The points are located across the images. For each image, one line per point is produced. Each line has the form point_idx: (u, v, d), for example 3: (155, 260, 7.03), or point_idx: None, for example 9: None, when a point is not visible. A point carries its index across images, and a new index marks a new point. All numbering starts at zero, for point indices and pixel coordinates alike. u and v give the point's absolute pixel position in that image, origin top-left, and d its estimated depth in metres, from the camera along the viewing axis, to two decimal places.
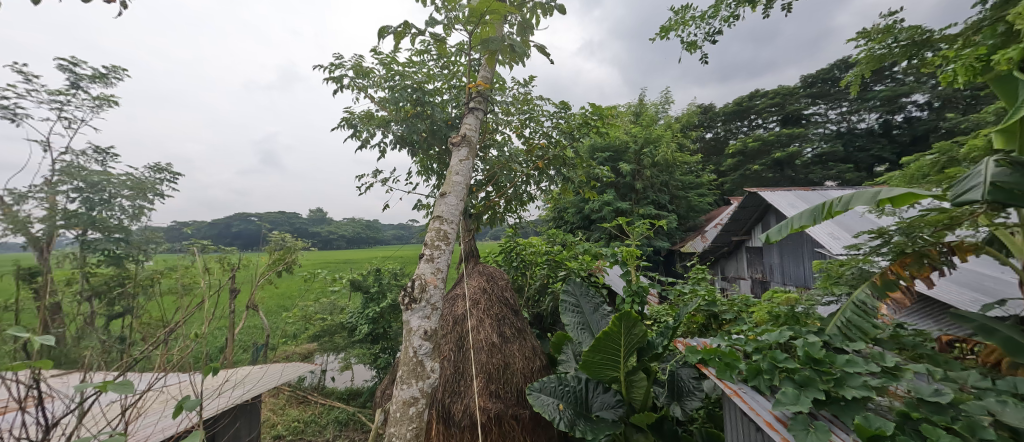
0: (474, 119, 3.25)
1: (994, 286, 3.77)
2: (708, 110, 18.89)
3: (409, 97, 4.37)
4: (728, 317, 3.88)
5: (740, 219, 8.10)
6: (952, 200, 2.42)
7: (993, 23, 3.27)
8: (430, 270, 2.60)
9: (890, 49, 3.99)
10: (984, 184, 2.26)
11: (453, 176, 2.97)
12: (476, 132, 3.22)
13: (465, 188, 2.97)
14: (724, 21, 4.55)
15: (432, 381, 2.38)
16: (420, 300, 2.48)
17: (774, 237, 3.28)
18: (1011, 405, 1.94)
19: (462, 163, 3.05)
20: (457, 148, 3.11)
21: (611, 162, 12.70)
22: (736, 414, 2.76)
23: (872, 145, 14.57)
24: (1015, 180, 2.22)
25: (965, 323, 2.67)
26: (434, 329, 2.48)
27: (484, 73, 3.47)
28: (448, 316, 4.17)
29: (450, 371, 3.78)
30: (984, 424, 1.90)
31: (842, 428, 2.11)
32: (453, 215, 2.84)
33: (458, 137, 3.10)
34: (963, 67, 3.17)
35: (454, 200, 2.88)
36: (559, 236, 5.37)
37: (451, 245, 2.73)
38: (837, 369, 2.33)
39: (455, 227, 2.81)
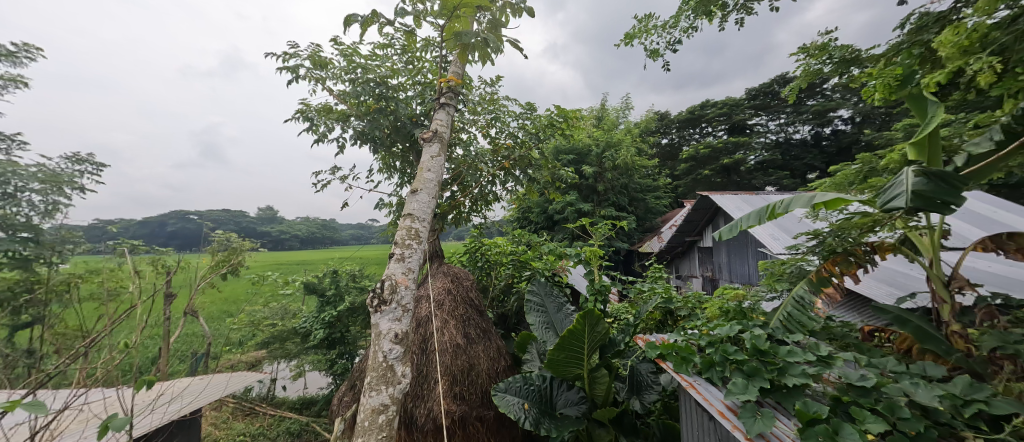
0: (445, 116, 3.19)
1: (906, 281, 4.26)
2: (664, 117, 19.91)
3: (372, 91, 4.21)
4: (683, 313, 4.09)
5: (692, 220, 8.59)
6: (880, 205, 2.71)
7: (909, 48, 3.71)
8: (401, 270, 2.51)
9: (825, 65, 4.38)
10: (908, 192, 2.54)
11: (424, 172, 2.90)
12: (447, 128, 3.16)
13: (437, 186, 2.90)
14: (683, 32, 4.79)
15: (403, 386, 2.30)
16: (390, 302, 2.39)
17: (727, 236, 3.55)
18: (921, 387, 2.21)
19: (433, 160, 2.98)
20: (427, 144, 3.04)
21: (574, 164, 12.99)
22: (692, 405, 2.90)
23: (805, 155, 16.00)
24: (929, 189, 2.51)
25: (883, 314, 2.96)
26: (405, 332, 2.40)
27: (454, 69, 3.43)
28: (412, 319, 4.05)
29: (413, 375, 3.68)
30: (902, 404, 2.14)
31: (785, 413, 2.31)
32: (425, 211, 2.77)
33: (429, 132, 3.04)
34: (885, 86, 3.57)
35: (425, 197, 2.81)
36: (524, 237, 5.34)
37: (423, 244, 2.67)
38: (781, 360, 2.52)
39: (426, 225, 2.75)
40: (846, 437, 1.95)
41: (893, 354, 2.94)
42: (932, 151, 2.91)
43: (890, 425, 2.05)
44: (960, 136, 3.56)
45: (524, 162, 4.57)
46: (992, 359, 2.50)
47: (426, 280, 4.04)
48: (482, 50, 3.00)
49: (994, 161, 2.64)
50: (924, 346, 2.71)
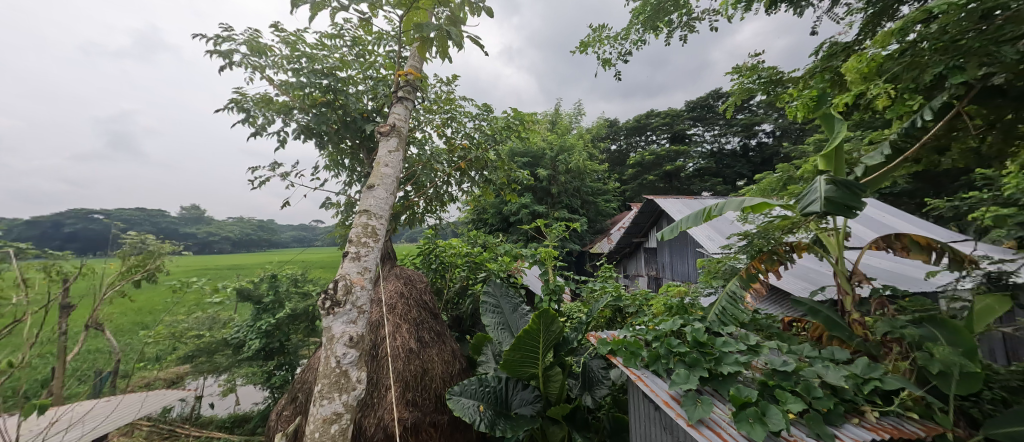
0: (403, 110, 3.06)
1: (817, 277, 4.82)
2: (613, 124, 20.92)
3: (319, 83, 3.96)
4: (631, 310, 4.29)
5: (639, 223, 9.09)
6: (799, 210, 3.05)
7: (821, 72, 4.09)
8: (356, 270, 2.38)
9: (754, 84, 4.85)
10: (822, 199, 2.88)
11: (382, 168, 2.77)
12: (405, 123, 3.03)
13: (395, 182, 2.78)
14: (633, 44, 5.06)
15: (358, 393, 2.19)
16: (345, 303, 2.25)
17: (669, 237, 3.81)
18: (831, 369, 2.50)
19: (391, 154, 2.85)
20: (384, 137, 2.90)
21: (529, 166, 13.19)
22: (639, 397, 3.04)
23: (735, 163, 17.53)
24: (838, 196, 2.86)
25: (799, 307, 3.26)
26: (361, 335, 2.28)
27: (414, 64, 3.28)
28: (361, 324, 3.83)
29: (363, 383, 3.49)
30: (816, 385, 2.42)
31: (720, 399, 2.50)
32: (383, 208, 2.66)
33: (387, 126, 2.90)
34: (802, 106, 4.02)
35: (382, 192, 2.68)
36: (480, 238, 5.29)
37: (380, 243, 2.55)
38: (717, 350, 2.73)
39: (384, 222, 2.63)
40: (773, 417, 2.16)
41: (808, 341, 3.29)
42: (837, 162, 3.33)
43: (807, 404, 2.31)
44: (860, 150, 4.09)
45: (480, 164, 4.53)
46: (884, 342, 2.90)
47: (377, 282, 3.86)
48: (441, 45, 2.94)
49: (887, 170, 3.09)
50: (832, 333, 3.05)
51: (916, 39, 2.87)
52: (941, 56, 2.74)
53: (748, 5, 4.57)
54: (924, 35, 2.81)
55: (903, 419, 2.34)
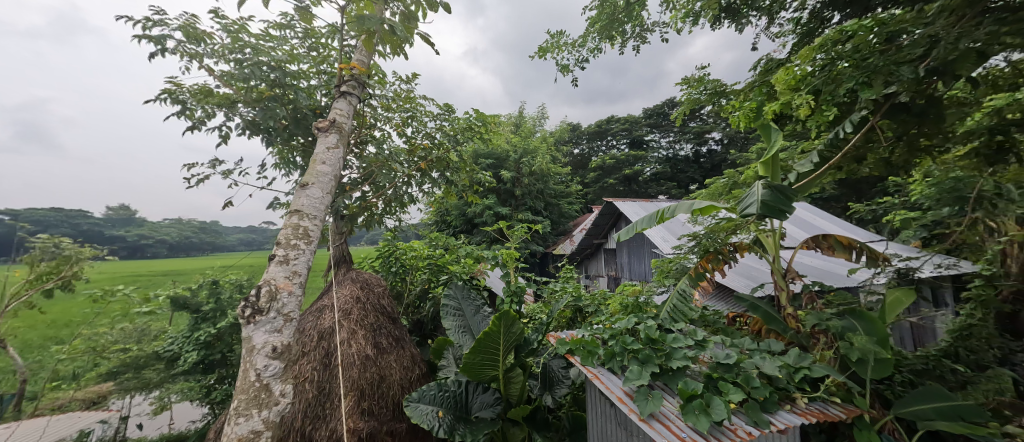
0: (347, 106, 3.01)
1: (758, 274, 5.18)
2: (575, 128, 21.47)
3: (264, 76, 3.74)
4: (590, 310, 4.41)
5: (599, 224, 9.37)
6: (739, 212, 3.28)
7: (758, 87, 4.23)
8: (283, 274, 2.39)
9: (702, 94, 5.15)
10: (756, 202, 3.12)
11: (319, 166, 2.74)
12: (348, 119, 2.99)
13: (332, 181, 2.76)
14: (590, 51, 5.22)
15: (279, 407, 2.21)
16: (267, 311, 2.26)
17: (625, 237, 3.96)
18: (767, 360, 2.70)
19: (330, 151, 2.82)
20: (323, 133, 2.87)
21: (492, 168, 13.23)
22: (596, 394, 3.11)
23: (689, 169, 18.47)
24: (772, 200, 3.10)
25: (740, 302, 3.43)
26: (284, 346, 2.29)
27: (359, 57, 3.28)
28: (311, 330, 3.58)
29: (312, 393, 3.26)
30: (755, 375, 2.60)
31: (669, 393, 2.62)
32: (319, 208, 2.65)
33: (326, 122, 2.86)
34: (744, 116, 4.31)
35: (318, 191, 2.67)
36: (441, 240, 5.22)
37: (312, 245, 2.56)
38: (667, 346, 2.86)
39: (318, 223, 2.62)
40: (715, 407, 2.32)
41: (750, 334, 3.51)
42: (773, 168, 3.60)
43: (746, 393, 2.48)
44: (793, 157, 4.45)
45: (442, 165, 4.46)
46: (813, 333, 3.20)
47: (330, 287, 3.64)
48: (388, 39, 2.84)
49: (814, 177, 3.43)
50: (769, 327, 3.29)
51: (834, 57, 3.17)
52: (851, 72, 3.04)
53: (695, 19, 4.84)
54: (842, 54, 3.10)
55: (829, 403, 2.59)
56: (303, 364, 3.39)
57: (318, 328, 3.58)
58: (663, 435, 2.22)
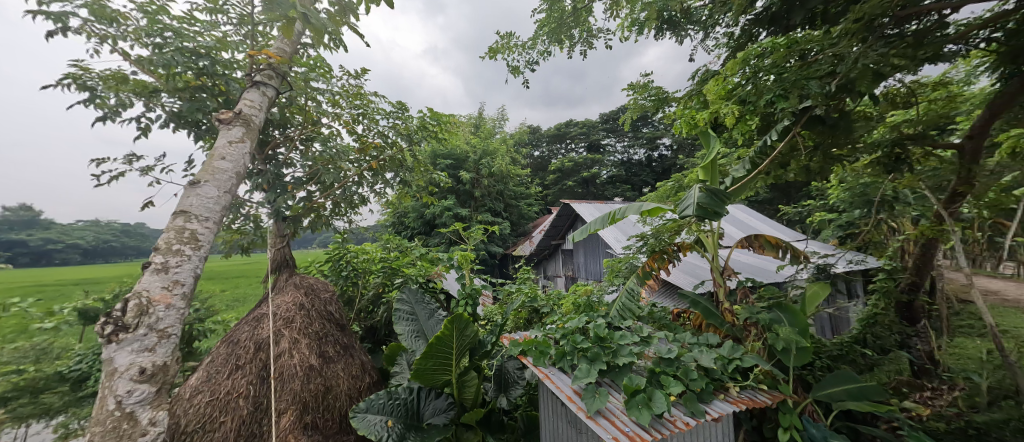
0: (256, 96, 2.88)
1: (700, 272, 5.52)
2: (535, 131, 21.80)
3: (186, 62, 3.30)
4: (545, 310, 4.47)
5: (557, 226, 9.55)
6: (678, 214, 3.48)
7: (694, 96, 4.33)
8: (160, 285, 2.16)
9: (648, 101, 5.39)
10: (693, 204, 3.32)
11: (217, 161, 2.54)
12: (258, 111, 2.85)
13: (233, 178, 2.58)
14: (541, 54, 5.32)
15: (149, 437, 2.00)
16: (135, 327, 2.04)
17: (579, 238, 4.06)
18: (705, 353, 2.87)
19: (232, 146, 2.63)
20: (224, 126, 2.67)
21: (451, 169, 13.12)
22: (548, 394, 3.15)
23: (642, 172, 19.31)
24: (708, 202, 3.30)
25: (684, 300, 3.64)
26: (158, 367, 2.09)
27: (279, 45, 3.19)
28: (246, 342, 3.23)
29: (246, 411, 2.94)
30: (693, 368, 2.77)
31: (615, 388, 2.73)
32: (214, 209, 2.46)
33: (229, 113, 2.68)
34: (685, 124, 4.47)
35: (212, 190, 2.47)
36: (395, 241, 5.10)
37: (201, 250, 2.36)
38: (615, 343, 2.97)
39: (210, 225, 2.43)
40: (657, 401, 2.44)
41: (691, 329, 3.72)
42: (712, 173, 3.83)
43: (685, 385, 2.64)
44: (730, 162, 4.76)
45: (394, 164, 4.44)
46: (745, 326, 3.43)
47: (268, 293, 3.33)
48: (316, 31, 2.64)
49: (747, 182, 3.69)
50: (708, 321, 3.49)
51: (758, 70, 3.41)
52: (771, 85, 3.27)
53: (641, 28, 5.07)
54: (764, 68, 3.34)
55: (758, 391, 2.82)
56: (235, 379, 3.05)
57: (254, 338, 3.25)
58: (609, 431, 2.30)
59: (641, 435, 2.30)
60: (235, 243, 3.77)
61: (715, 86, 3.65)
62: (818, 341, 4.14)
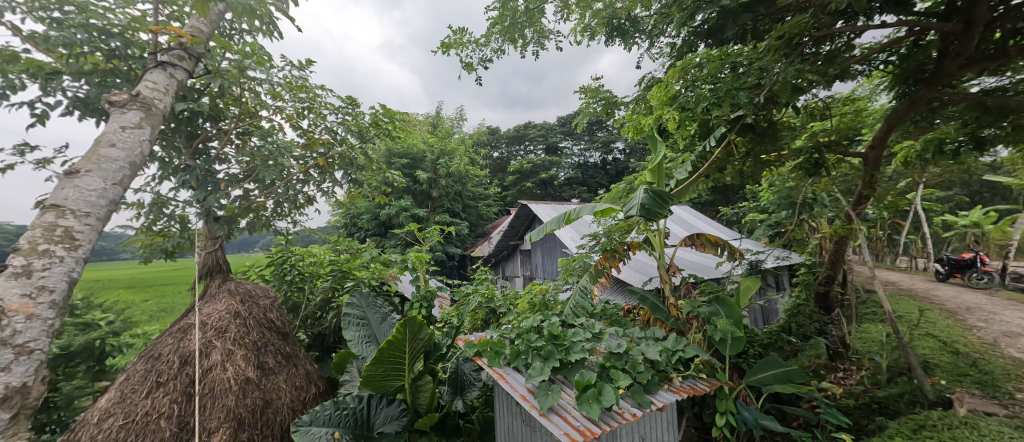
0: (160, 78, 2.75)
1: (646, 269, 5.81)
2: (495, 132, 21.91)
3: (92, 39, 2.74)
4: (502, 310, 4.49)
5: (514, 226, 9.64)
6: (625, 215, 3.63)
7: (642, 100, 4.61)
8: (21, 291, 1.93)
9: (598, 103, 5.58)
10: (638, 205, 3.48)
11: (105, 149, 2.34)
12: (160, 94, 2.70)
13: (123, 169, 2.37)
14: (494, 52, 5.36)
15: None
16: None
17: (536, 239, 4.12)
18: (651, 347, 3.02)
19: (125, 132, 2.44)
20: (118, 109, 2.49)
21: (408, 168, 12.87)
22: (503, 394, 3.18)
23: (598, 174, 19.97)
24: (652, 204, 3.48)
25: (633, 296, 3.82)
26: (13, 389, 1.86)
27: (192, 24, 3.08)
28: (170, 355, 2.97)
29: (170, 431, 2.71)
30: (640, 362, 2.89)
31: (567, 385, 2.82)
32: (98, 202, 2.24)
33: (124, 95, 2.50)
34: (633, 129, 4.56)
35: (95, 181, 2.24)
36: (345, 243, 4.95)
37: (77, 251, 2.14)
38: (568, 341, 3.05)
39: (92, 221, 2.21)
40: (606, 395, 2.54)
41: (640, 325, 3.89)
42: (659, 175, 4.03)
43: (633, 378, 2.76)
44: (674, 165, 5.03)
45: (344, 161, 4.32)
46: (688, 319, 3.63)
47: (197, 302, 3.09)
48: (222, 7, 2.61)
49: (688, 184, 3.91)
50: (655, 316, 3.68)
51: (696, 79, 3.63)
52: (707, 94, 3.50)
53: (592, 33, 5.24)
54: (702, 77, 3.56)
55: (698, 380, 3.02)
56: (157, 397, 2.79)
57: (180, 352, 2.99)
58: (560, 427, 2.37)
59: (592, 428, 2.38)
60: (156, 246, 3.41)
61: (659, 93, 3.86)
62: (751, 331, 4.48)
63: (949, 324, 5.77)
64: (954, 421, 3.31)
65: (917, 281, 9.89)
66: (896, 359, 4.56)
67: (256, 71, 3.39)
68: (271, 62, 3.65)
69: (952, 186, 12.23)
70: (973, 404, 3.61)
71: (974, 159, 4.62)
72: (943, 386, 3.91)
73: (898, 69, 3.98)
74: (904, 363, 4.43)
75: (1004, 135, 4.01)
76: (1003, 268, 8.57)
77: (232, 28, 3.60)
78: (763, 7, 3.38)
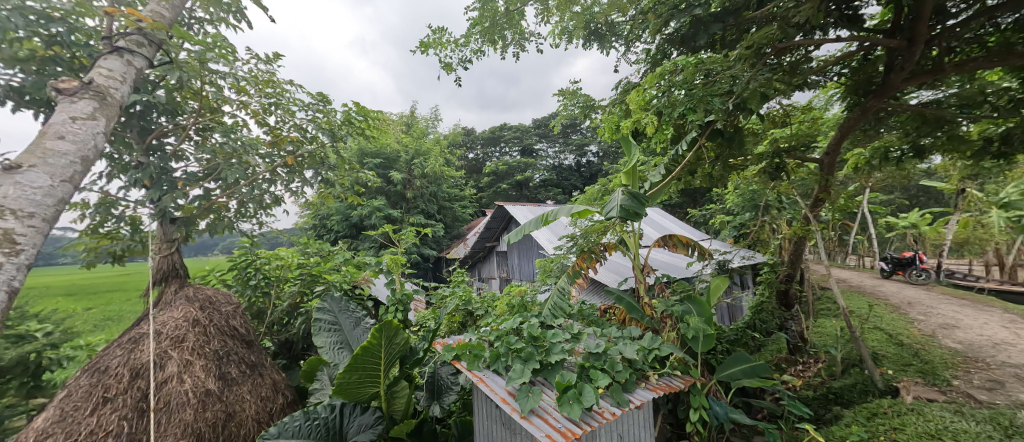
0: (117, 65, 2.26)
1: (622, 269, 5.94)
2: (470, 133, 21.87)
3: (29, 24, 2.47)
4: (479, 313, 4.43)
5: (491, 228, 9.64)
6: (604, 216, 3.70)
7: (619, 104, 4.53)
8: None
9: (575, 106, 5.65)
10: (617, 207, 3.56)
11: (51, 141, 1.85)
12: (122, 83, 2.23)
13: (75, 166, 1.88)
14: (473, 52, 5.32)
15: None
16: None
17: (514, 240, 4.12)
18: (628, 346, 3.07)
19: (76, 123, 1.95)
20: (66, 98, 1.99)
21: (381, 168, 12.59)
22: (482, 398, 3.12)
23: (573, 177, 20.24)
24: (630, 204, 3.56)
25: (609, 296, 3.87)
26: None
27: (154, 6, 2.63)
28: (119, 368, 2.74)
29: None
30: (619, 361, 2.93)
31: (548, 386, 2.82)
32: (43, 202, 1.74)
33: (75, 82, 2.02)
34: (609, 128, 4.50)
35: (41, 177, 1.76)
36: (314, 246, 4.73)
37: (18, 258, 1.62)
38: (548, 342, 3.04)
39: (35, 225, 1.70)
40: (586, 395, 2.55)
41: (616, 324, 3.95)
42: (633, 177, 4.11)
43: (612, 378, 2.79)
44: (648, 168, 5.15)
45: (314, 161, 4.16)
46: (662, 318, 3.73)
47: (151, 310, 2.86)
48: None
49: (662, 186, 4.03)
50: (631, 315, 3.74)
51: (672, 84, 3.72)
52: (683, 98, 3.59)
53: (570, 37, 5.31)
54: (677, 83, 3.65)
55: (674, 377, 3.11)
56: (104, 414, 2.57)
57: (131, 364, 2.76)
58: (542, 429, 2.36)
59: (573, 429, 2.38)
60: (102, 250, 3.12)
61: (636, 97, 3.93)
62: (720, 328, 4.65)
63: (895, 318, 6.23)
64: (902, 407, 3.57)
65: (864, 279, 10.64)
66: (850, 351, 4.87)
67: (218, 63, 3.21)
68: (234, 55, 3.45)
69: (894, 191, 13.28)
70: (918, 391, 3.91)
71: (913, 166, 5.04)
72: (891, 376, 4.22)
73: (850, 80, 4.24)
74: (856, 355, 4.74)
75: (941, 143, 4.37)
76: (939, 266, 9.36)
77: (191, 16, 3.36)
78: (732, 17, 3.58)
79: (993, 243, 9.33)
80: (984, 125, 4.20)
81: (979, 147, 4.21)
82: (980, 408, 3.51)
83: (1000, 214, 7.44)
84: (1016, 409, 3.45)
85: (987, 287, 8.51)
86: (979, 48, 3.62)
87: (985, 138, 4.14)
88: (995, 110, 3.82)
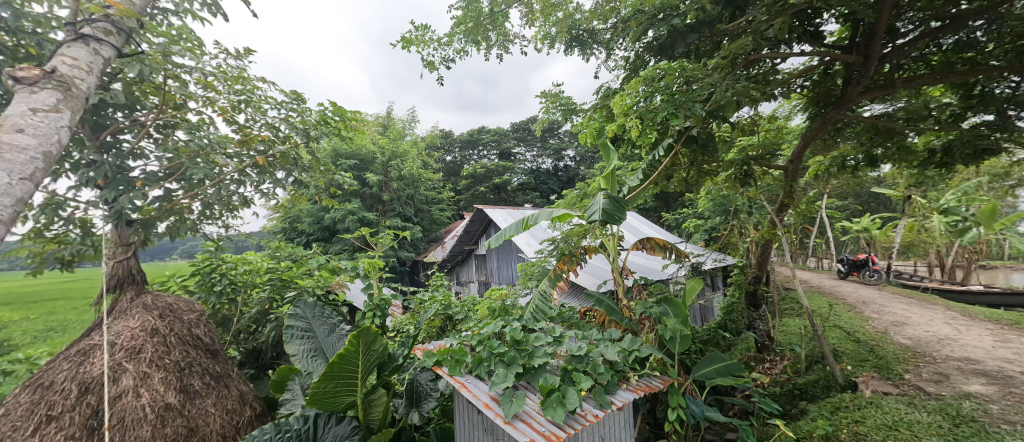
0: (83, 53, 2.09)
1: (599, 270, 6.15)
2: (447, 135, 21.86)
3: None
4: (460, 317, 4.36)
5: (470, 231, 9.59)
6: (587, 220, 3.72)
7: (600, 108, 4.66)
8: None
9: (557, 109, 5.70)
10: (600, 211, 3.61)
11: (10, 134, 1.69)
12: (88, 72, 2.07)
13: (36, 161, 1.72)
14: (456, 52, 5.27)
15: None
16: None
17: (495, 244, 4.10)
18: (609, 347, 3.11)
19: (37, 115, 1.80)
20: (26, 88, 1.83)
21: (356, 169, 12.38)
22: (464, 403, 3.06)
23: (550, 180, 20.43)
24: (612, 208, 3.63)
25: (591, 299, 3.91)
26: None
27: None
28: (63, 383, 2.50)
29: None
30: (600, 363, 2.95)
31: (532, 390, 2.83)
32: (1, 203, 1.57)
33: (36, 71, 1.86)
34: (591, 133, 4.50)
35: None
36: (286, 249, 4.49)
37: None
38: (530, 345, 3.01)
39: None
40: (569, 398, 2.55)
41: (597, 326, 4.00)
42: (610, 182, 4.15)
43: (594, 379, 2.81)
44: (625, 172, 5.27)
45: (287, 161, 3.99)
46: (641, 319, 3.80)
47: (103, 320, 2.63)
48: None
49: (640, 190, 4.11)
50: (611, 317, 3.80)
51: (653, 90, 3.82)
52: (663, 103, 3.70)
53: (552, 42, 5.38)
54: (657, 89, 3.76)
55: (653, 377, 3.17)
56: (48, 434, 2.35)
57: (80, 378, 2.54)
58: (526, 434, 2.32)
59: (557, 433, 2.37)
60: (49, 255, 2.86)
61: (618, 102, 3.98)
62: (694, 329, 4.79)
63: (852, 316, 6.63)
64: (863, 401, 3.78)
65: (822, 279, 11.33)
66: (811, 348, 5.13)
67: (183, 57, 3.03)
68: (202, 48, 3.26)
69: (849, 197, 14.22)
70: (875, 384, 4.17)
71: (865, 174, 5.38)
72: (850, 371, 4.47)
73: (811, 92, 4.50)
74: (819, 352, 5.00)
75: (891, 154, 4.70)
76: (888, 267, 10.07)
77: (154, 6, 3.15)
78: (707, 28, 3.80)
79: (935, 246, 10.11)
80: (928, 137, 4.55)
81: (924, 157, 4.55)
82: (929, 399, 3.77)
83: (941, 218, 8.07)
84: (961, 399, 3.74)
85: (929, 287, 9.17)
86: (924, 65, 3.92)
87: (928, 150, 4.47)
88: (937, 124, 4.14)
